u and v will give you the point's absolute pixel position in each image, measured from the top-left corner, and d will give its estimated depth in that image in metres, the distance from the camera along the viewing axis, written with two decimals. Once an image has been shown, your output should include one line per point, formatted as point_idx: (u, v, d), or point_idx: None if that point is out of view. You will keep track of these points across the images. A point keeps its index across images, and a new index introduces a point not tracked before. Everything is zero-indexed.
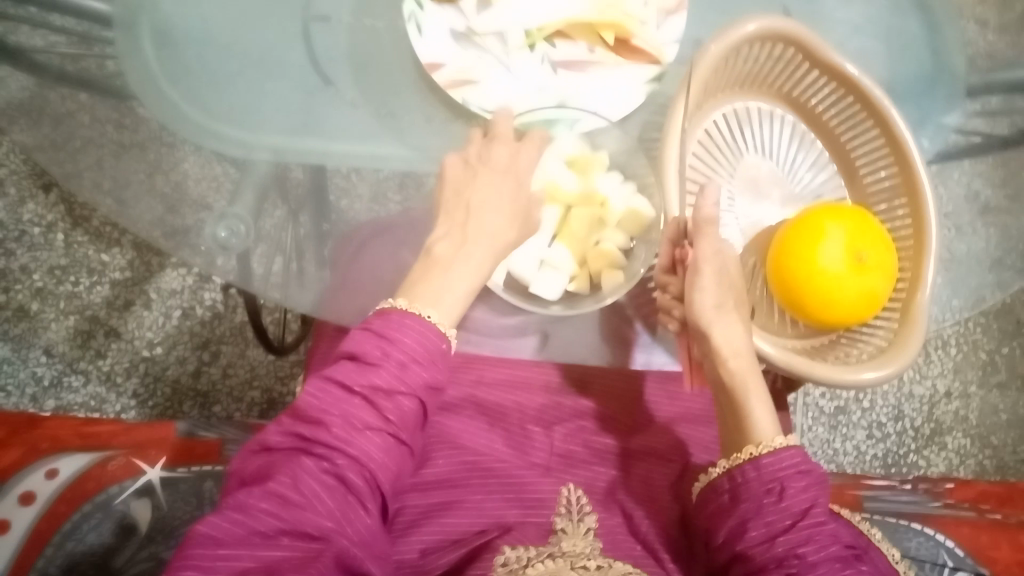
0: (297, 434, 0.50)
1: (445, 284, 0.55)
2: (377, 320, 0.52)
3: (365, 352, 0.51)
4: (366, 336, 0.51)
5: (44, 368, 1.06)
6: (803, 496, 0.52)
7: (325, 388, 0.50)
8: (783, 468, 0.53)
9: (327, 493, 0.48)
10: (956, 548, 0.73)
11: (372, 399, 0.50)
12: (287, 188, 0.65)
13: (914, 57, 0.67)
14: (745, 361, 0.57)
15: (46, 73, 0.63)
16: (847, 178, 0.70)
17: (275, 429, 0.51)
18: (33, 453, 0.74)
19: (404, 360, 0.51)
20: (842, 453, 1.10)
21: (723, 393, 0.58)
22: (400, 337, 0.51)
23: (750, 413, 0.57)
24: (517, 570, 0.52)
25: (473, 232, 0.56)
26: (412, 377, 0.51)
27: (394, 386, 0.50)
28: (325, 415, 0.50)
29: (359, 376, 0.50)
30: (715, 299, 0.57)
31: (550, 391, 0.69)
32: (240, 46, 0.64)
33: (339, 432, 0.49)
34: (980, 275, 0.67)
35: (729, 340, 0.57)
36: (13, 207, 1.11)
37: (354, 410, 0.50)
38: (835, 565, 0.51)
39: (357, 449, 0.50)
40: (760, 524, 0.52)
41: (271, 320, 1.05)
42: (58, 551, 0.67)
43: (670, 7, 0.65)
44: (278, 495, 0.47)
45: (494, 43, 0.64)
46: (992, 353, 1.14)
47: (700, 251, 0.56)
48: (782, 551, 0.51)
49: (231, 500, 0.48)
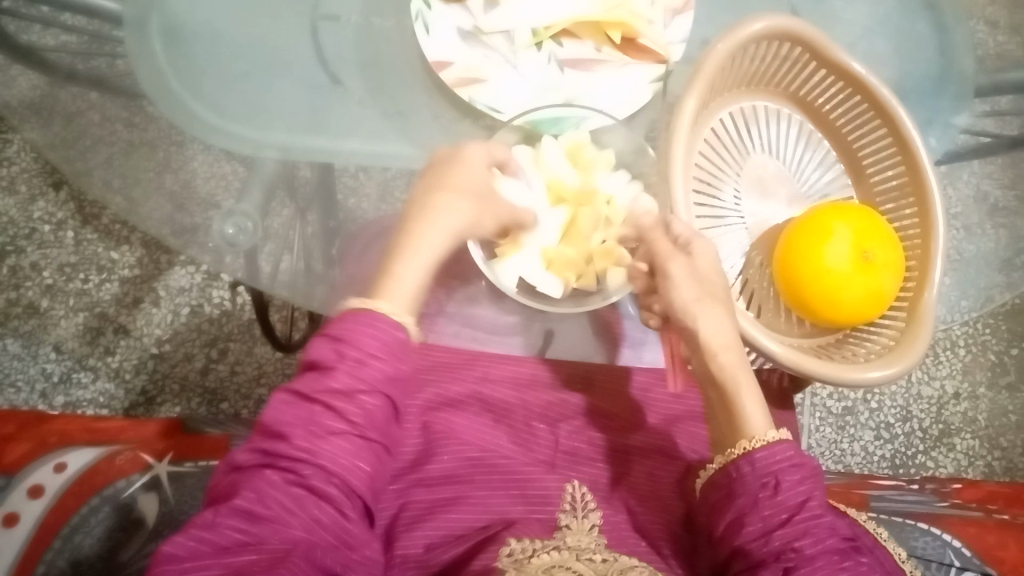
0: (262, 450, 0.50)
1: (397, 276, 0.55)
2: (334, 324, 0.51)
3: (322, 358, 0.50)
4: (322, 342, 0.51)
5: (53, 364, 1.07)
6: (797, 489, 0.52)
7: (288, 401, 0.50)
8: (776, 461, 0.53)
9: (296, 505, 0.48)
10: (963, 549, 0.73)
11: (332, 403, 0.49)
12: (295, 186, 0.68)
13: (924, 57, 0.67)
14: (731, 356, 0.56)
15: (58, 70, 0.64)
16: (854, 177, 0.70)
17: (244, 447, 0.51)
18: (42, 446, 0.77)
19: (360, 356, 0.50)
20: (850, 454, 1.10)
21: (715, 390, 0.57)
22: (356, 335, 0.50)
23: (741, 408, 0.56)
24: (523, 560, 0.52)
25: (431, 226, 0.56)
26: (370, 374, 0.50)
27: (353, 386, 0.49)
28: (288, 428, 0.49)
29: (318, 383, 0.50)
30: (694, 293, 0.56)
31: (556, 388, 0.69)
32: (249, 45, 0.64)
33: (302, 442, 0.49)
34: (990, 276, 0.67)
35: (713, 336, 0.56)
36: (24, 205, 1.11)
37: (316, 417, 0.49)
38: (834, 557, 0.50)
39: (324, 456, 0.49)
40: (756, 518, 0.51)
41: (279, 318, 1.05)
42: (66, 544, 0.68)
43: (677, 7, 0.65)
44: (246, 510, 0.47)
45: (500, 42, 0.64)
46: (1001, 354, 1.14)
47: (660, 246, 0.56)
48: (778, 545, 0.50)
49: (198, 519, 0.47)
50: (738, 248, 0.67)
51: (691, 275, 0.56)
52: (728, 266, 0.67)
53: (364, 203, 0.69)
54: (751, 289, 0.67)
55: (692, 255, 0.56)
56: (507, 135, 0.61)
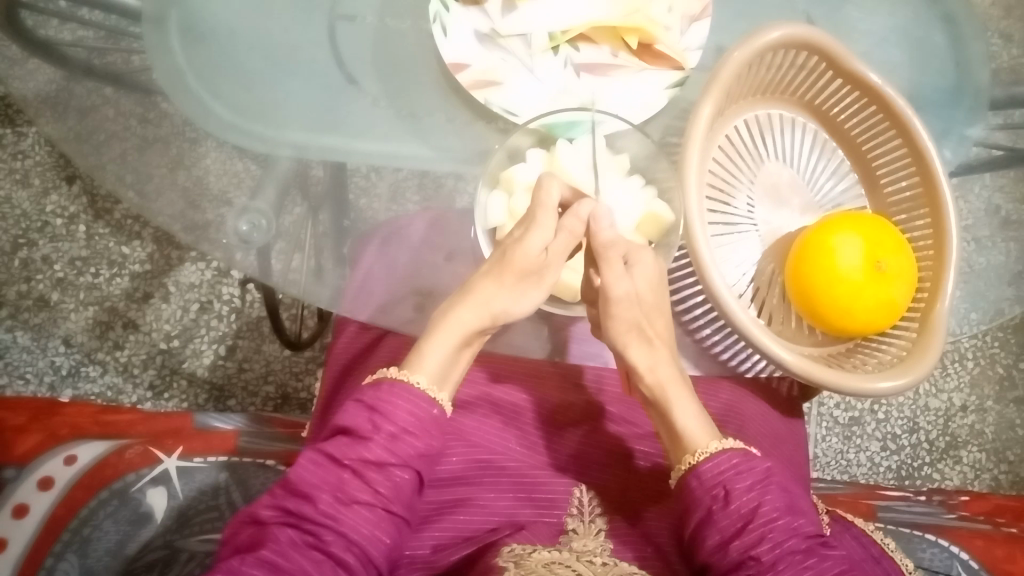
0: (285, 508, 0.51)
1: (428, 347, 0.55)
2: (370, 391, 0.54)
3: (357, 426, 0.53)
4: (358, 408, 0.54)
5: (62, 357, 1.07)
6: (748, 496, 0.53)
7: (318, 463, 0.52)
8: (722, 471, 0.54)
9: (315, 567, 0.49)
10: (970, 562, 0.72)
11: (362, 471, 0.52)
12: (308, 185, 0.67)
13: (938, 69, 0.67)
14: (666, 373, 0.58)
15: (76, 65, 0.65)
16: (868, 187, 0.70)
17: (266, 501, 0.52)
18: (53, 439, 0.77)
19: (394, 431, 0.53)
20: (855, 464, 1.09)
21: (653, 405, 0.59)
22: (391, 408, 0.53)
23: (677, 425, 0.57)
24: (523, 553, 0.53)
25: (471, 303, 0.56)
26: (402, 448, 0.53)
27: (385, 458, 0.52)
28: (315, 491, 0.51)
29: (351, 450, 0.52)
30: (633, 319, 0.57)
31: (566, 391, 0.68)
32: (264, 45, 0.64)
33: (326, 507, 0.51)
34: (1000, 289, 0.67)
35: (643, 358, 0.58)
36: (37, 198, 1.12)
37: (344, 485, 0.52)
38: (796, 558, 0.51)
39: (346, 524, 0.51)
40: (713, 531, 0.53)
41: (289, 316, 1.05)
42: (74, 536, 0.68)
43: (694, 14, 0.65)
44: (270, 561, 0.49)
45: (517, 45, 0.64)
46: (1010, 368, 1.13)
47: (607, 281, 0.55)
48: (737, 556, 0.52)
49: (224, 565, 0.48)
50: (751, 255, 0.67)
51: (634, 304, 0.56)
52: (740, 274, 0.67)
53: (375, 202, 0.69)
54: (762, 297, 0.67)
55: (634, 289, 0.56)
56: (522, 138, 0.60)
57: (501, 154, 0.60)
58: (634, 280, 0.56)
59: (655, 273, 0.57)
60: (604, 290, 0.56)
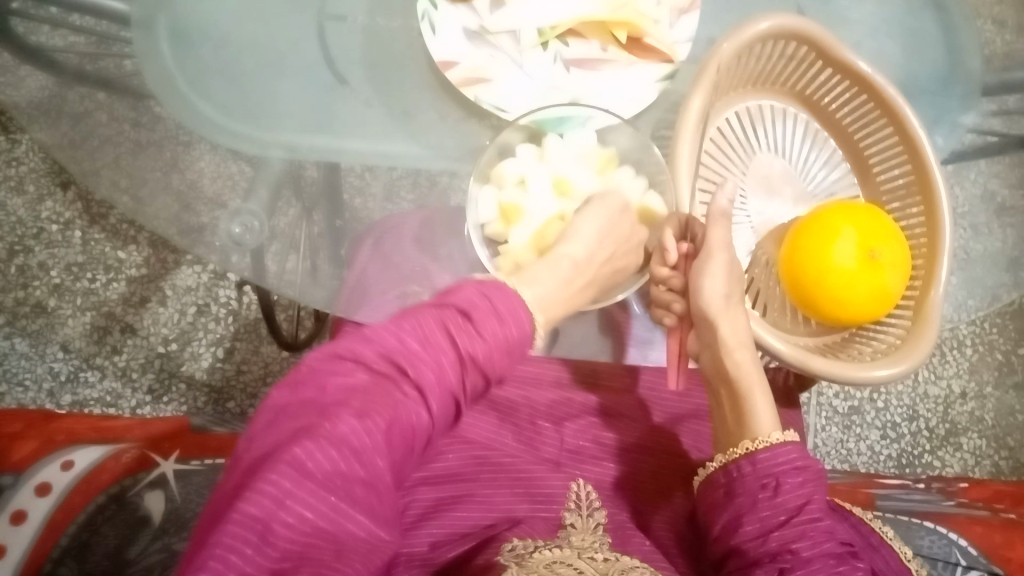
0: (374, 373, 0.44)
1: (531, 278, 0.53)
2: (500, 291, 0.48)
3: (474, 314, 0.47)
4: (473, 293, 0.48)
5: (60, 364, 1.08)
6: (798, 492, 0.51)
7: (423, 336, 0.45)
8: (779, 463, 0.52)
9: (396, 446, 0.43)
10: (969, 548, 0.71)
11: (466, 363, 0.46)
12: (302, 186, 0.66)
13: (932, 55, 0.66)
14: (745, 355, 0.57)
15: (66, 71, 0.64)
16: (861, 176, 0.70)
17: (346, 367, 0.43)
18: (49, 445, 0.77)
19: (506, 342, 0.48)
20: (856, 453, 1.10)
21: (727, 387, 0.58)
22: (509, 316, 0.48)
23: (749, 409, 0.56)
24: (524, 554, 0.52)
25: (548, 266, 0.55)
26: (499, 361, 0.48)
27: (488, 359, 0.47)
28: (416, 364, 0.45)
29: (463, 335, 0.46)
30: (735, 290, 0.58)
31: (561, 387, 0.70)
32: (254, 46, 0.64)
33: (423, 386, 0.45)
34: (997, 275, 0.67)
35: (734, 331, 0.57)
36: (32, 205, 1.12)
37: (444, 372, 0.45)
38: (830, 561, 0.49)
39: (431, 404, 0.45)
40: (753, 518, 0.51)
41: (286, 317, 1.05)
42: (72, 541, 0.67)
43: (683, 7, 0.64)
44: (350, 444, 0.40)
45: (506, 42, 0.64)
46: (1009, 354, 1.13)
47: (713, 237, 0.57)
48: (775, 546, 0.50)
49: (307, 427, 0.40)
50: (744, 246, 0.67)
51: (721, 275, 0.57)
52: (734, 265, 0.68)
53: (370, 202, 0.69)
54: (757, 287, 0.67)
55: (729, 260, 0.57)
56: (512, 133, 0.60)
57: (493, 149, 0.60)
58: (725, 253, 0.57)
59: (725, 268, 0.57)
60: (695, 278, 0.57)
